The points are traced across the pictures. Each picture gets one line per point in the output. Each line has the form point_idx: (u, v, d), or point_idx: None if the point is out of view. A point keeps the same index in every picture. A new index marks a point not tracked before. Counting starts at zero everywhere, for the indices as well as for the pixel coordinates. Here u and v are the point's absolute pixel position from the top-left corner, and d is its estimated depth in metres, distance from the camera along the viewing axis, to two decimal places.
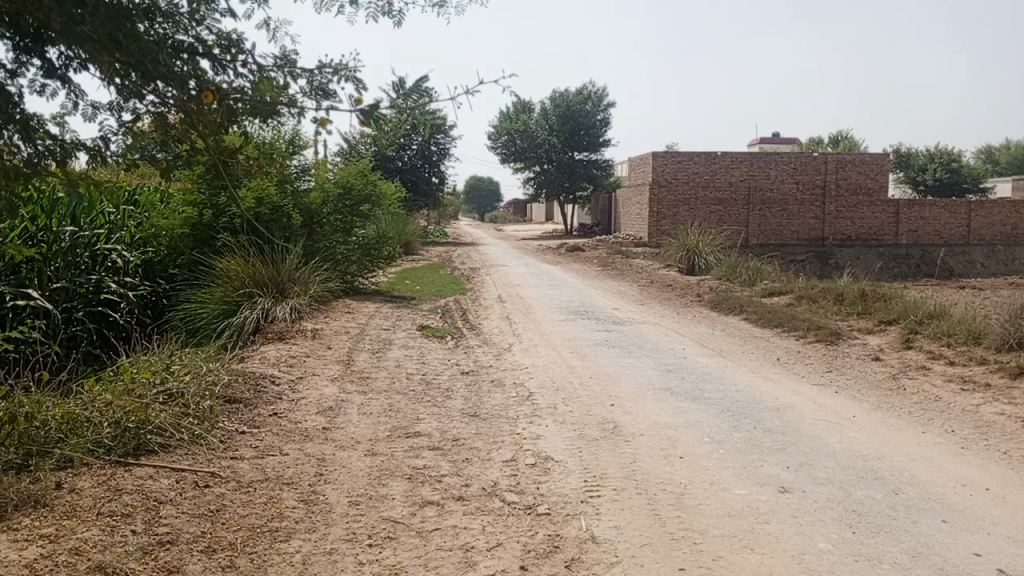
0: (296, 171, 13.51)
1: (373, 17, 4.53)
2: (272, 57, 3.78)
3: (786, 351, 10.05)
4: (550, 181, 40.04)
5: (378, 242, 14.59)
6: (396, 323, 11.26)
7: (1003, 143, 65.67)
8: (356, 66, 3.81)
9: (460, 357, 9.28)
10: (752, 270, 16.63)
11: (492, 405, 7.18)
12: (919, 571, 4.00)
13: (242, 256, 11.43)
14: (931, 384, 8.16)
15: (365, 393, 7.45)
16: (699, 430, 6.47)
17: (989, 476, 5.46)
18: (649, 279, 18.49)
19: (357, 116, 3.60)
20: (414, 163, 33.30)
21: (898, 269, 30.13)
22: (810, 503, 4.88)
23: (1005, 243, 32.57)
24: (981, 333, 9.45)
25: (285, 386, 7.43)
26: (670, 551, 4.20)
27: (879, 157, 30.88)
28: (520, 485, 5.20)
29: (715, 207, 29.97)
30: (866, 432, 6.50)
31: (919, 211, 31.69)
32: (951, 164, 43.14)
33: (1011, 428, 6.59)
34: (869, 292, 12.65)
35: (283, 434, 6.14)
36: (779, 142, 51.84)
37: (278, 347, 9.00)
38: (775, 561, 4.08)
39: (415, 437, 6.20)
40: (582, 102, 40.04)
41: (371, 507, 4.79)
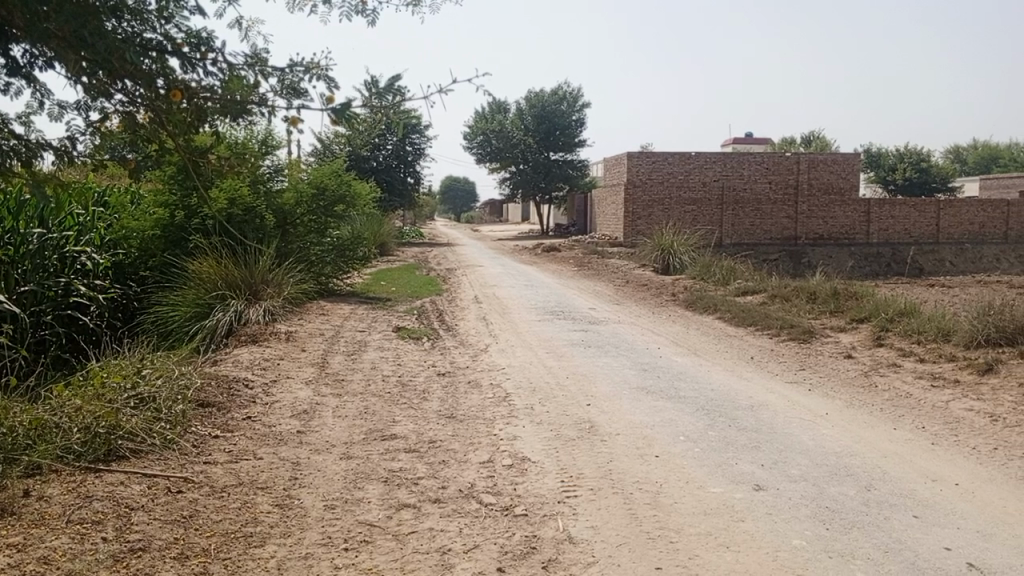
0: (269, 172, 13.40)
1: (346, 15, 4.50)
2: (243, 55, 3.74)
3: (759, 350, 10.15)
4: (526, 181, 40.08)
5: (353, 242, 14.50)
6: (371, 325, 11.19)
7: (970, 144, 66.91)
8: (327, 64, 3.78)
9: (436, 358, 9.25)
10: (726, 269, 16.77)
11: (469, 407, 7.16)
12: (892, 567, 4.05)
13: (214, 258, 11.31)
14: (902, 381, 8.27)
15: (340, 396, 7.40)
16: (674, 429, 6.50)
17: (959, 472, 5.55)
18: (625, 279, 18.57)
19: (329, 115, 3.57)
20: (389, 163, 33.14)
21: (869, 268, 30.54)
22: (784, 501, 4.93)
23: (973, 241, 33.16)
24: (950, 330, 9.61)
25: (259, 390, 7.35)
26: (647, 551, 4.21)
27: (850, 157, 31.29)
28: (497, 486, 5.19)
29: (689, 207, 30.20)
30: (838, 429, 6.58)
31: (889, 211, 32.16)
32: (920, 164, 43.90)
33: (980, 424, 6.70)
34: (841, 291, 12.80)
35: (257, 438, 6.08)
36: (752, 142, 52.42)
37: (252, 350, 8.91)
38: (750, 559, 4.11)
39: (391, 440, 6.17)
40: (557, 103, 40.13)
41: (347, 511, 4.75)
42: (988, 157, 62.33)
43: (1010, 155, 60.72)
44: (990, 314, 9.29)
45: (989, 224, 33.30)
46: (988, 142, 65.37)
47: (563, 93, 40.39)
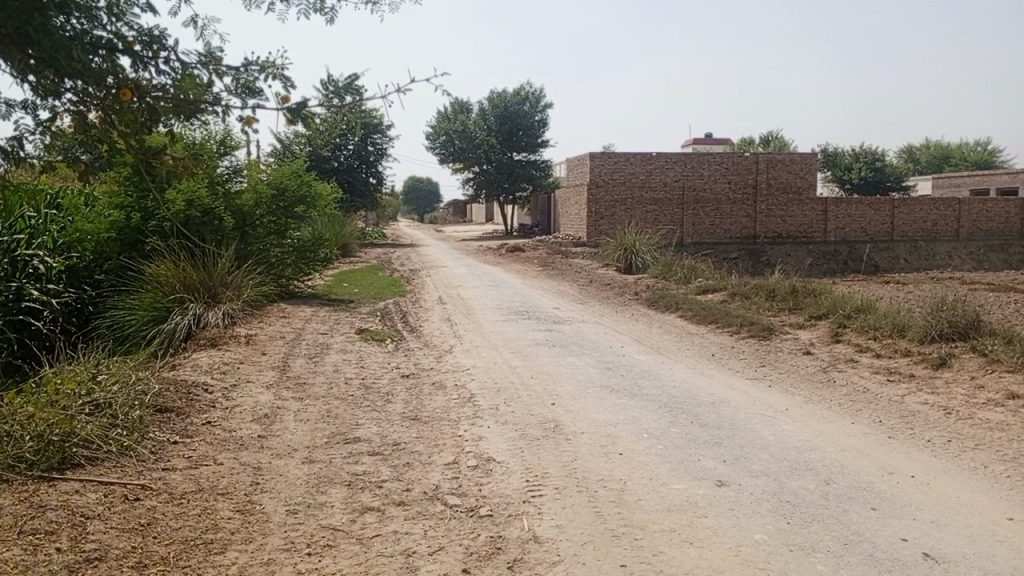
0: (227, 173, 13.18)
1: (305, 13, 4.42)
2: (197, 54, 3.66)
3: (720, 347, 10.26)
4: (489, 181, 40.04)
5: (314, 244, 14.34)
6: (334, 327, 11.08)
7: (922, 144, 68.53)
8: (284, 63, 3.70)
9: (400, 360, 9.19)
10: (688, 268, 16.94)
11: (433, 408, 7.13)
12: (850, 559, 4.12)
13: (171, 260, 11.10)
14: (859, 376, 8.44)
15: (302, 400, 7.30)
16: (638, 427, 6.55)
17: (915, 464, 5.67)
18: (588, 279, 18.65)
19: (284, 115, 3.50)
20: (350, 163, 32.86)
21: (827, 266, 31.12)
22: (746, 496, 4.99)
23: (926, 239, 33.98)
24: (905, 325, 9.83)
25: (219, 394, 7.23)
26: (611, 548, 4.23)
27: (807, 157, 31.83)
28: (462, 488, 5.17)
29: (651, 207, 30.48)
30: (798, 424, 6.68)
31: (846, 209, 32.79)
32: (874, 163, 44.86)
33: (934, 418, 6.86)
34: (800, 288, 13.02)
35: (217, 443, 5.98)
36: (712, 142, 53.03)
37: (211, 353, 8.77)
38: (713, 554, 4.15)
39: (354, 443, 6.11)
40: (520, 103, 40.19)
41: (309, 515, 4.70)
42: (941, 157, 63.86)
43: (961, 155, 62.32)
44: (943, 310, 9.52)
45: (941, 222, 34.17)
46: (940, 141, 67.04)
47: (525, 93, 40.48)
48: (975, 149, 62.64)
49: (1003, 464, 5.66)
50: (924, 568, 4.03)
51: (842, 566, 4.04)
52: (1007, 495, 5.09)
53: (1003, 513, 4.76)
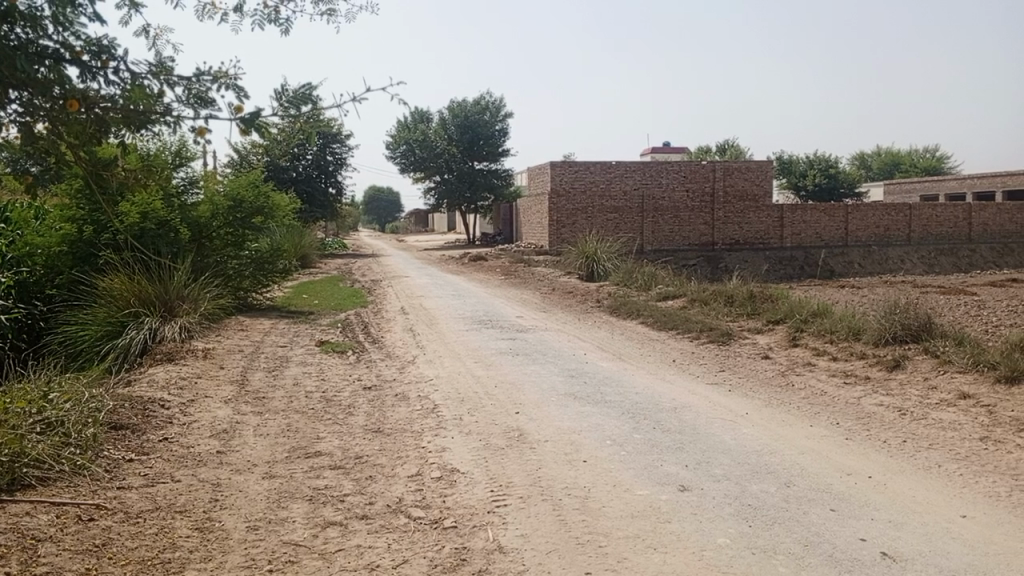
0: (182, 184, 12.98)
1: (259, 24, 4.36)
2: (147, 64, 3.59)
3: (681, 353, 10.36)
4: (451, 191, 39.97)
5: (272, 255, 14.14)
6: (293, 340, 10.95)
7: (873, 151, 70.23)
8: (237, 73, 3.64)
9: (362, 372, 9.10)
10: (648, 275, 17.09)
11: (396, 420, 7.07)
12: (811, 560, 4.17)
13: (125, 274, 10.87)
14: (817, 379, 8.59)
15: (261, 414, 7.19)
16: (601, 434, 6.57)
17: (872, 465, 5.78)
18: (550, 287, 18.72)
19: (237, 125, 3.43)
20: (309, 173, 32.56)
21: (784, 271, 31.66)
22: (708, 500, 5.03)
23: (879, 243, 34.80)
24: (860, 329, 10.03)
25: (176, 410, 7.08)
26: (576, 556, 4.23)
27: (762, 165, 32.39)
28: (426, 499, 5.13)
29: (611, 215, 30.72)
30: (758, 428, 6.77)
31: (801, 216, 33.44)
32: (828, 171, 45.86)
33: (889, 418, 7.01)
34: (757, 294, 13.23)
35: (175, 460, 5.86)
36: (669, 151, 53.70)
37: (167, 368, 8.60)
38: (677, 559, 4.17)
39: (316, 457, 6.03)
40: (479, 113, 40.30)
41: (270, 531, 4.62)
42: (891, 163, 65.52)
43: (911, 161, 64.02)
44: (896, 313, 9.75)
45: (893, 227, 35.03)
46: (890, 148, 68.76)
47: (485, 103, 40.57)
48: (923, 156, 64.37)
49: (955, 463, 5.80)
50: (883, 567, 4.10)
51: (803, 567, 4.09)
52: (961, 492, 5.22)
53: (957, 511, 4.88)
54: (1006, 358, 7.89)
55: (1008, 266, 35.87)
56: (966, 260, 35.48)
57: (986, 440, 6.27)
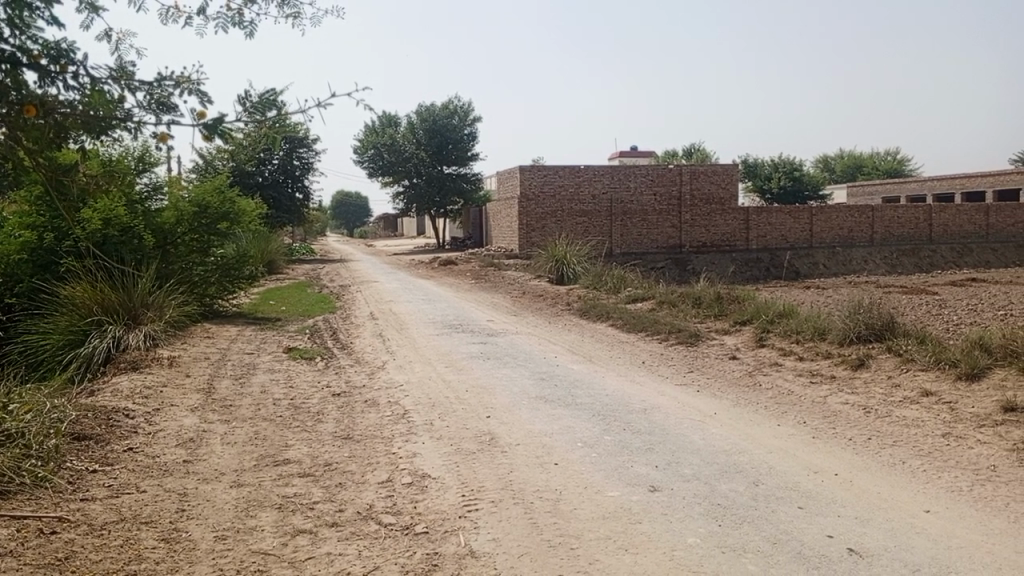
0: (146, 190, 12.81)
1: (223, 26, 4.23)
2: (107, 68, 3.52)
3: (650, 355, 10.44)
4: (420, 195, 39.86)
5: (239, 261, 13.95)
6: (260, 347, 10.82)
7: (836, 154, 71.45)
8: (200, 78, 3.54)
9: (331, 379, 9.02)
10: (617, 278, 17.17)
11: (366, 426, 7.01)
12: (779, 557, 4.22)
13: (88, 282, 10.69)
14: (784, 379, 8.70)
15: (229, 423, 7.09)
16: (572, 436, 6.58)
17: (838, 462, 5.88)
18: (520, 290, 18.73)
19: (199, 131, 3.34)
20: (276, 178, 32.23)
21: (750, 273, 32.06)
22: (678, 501, 5.07)
23: (842, 245, 35.39)
24: (825, 329, 10.19)
25: (140, 420, 6.96)
26: (548, 559, 4.23)
27: (728, 168, 32.75)
28: (397, 506, 5.10)
29: (580, 219, 30.85)
30: (726, 428, 6.83)
31: (766, 218, 33.89)
32: (793, 173, 46.55)
33: (855, 417, 7.12)
34: (724, 295, 13.38)
35: (140, 469, 5.77)
36: (637, 155, 54.09)
37: (131, 377, 8.45)
38: (648, 560, 4.20)
39: (284, 465, 5.97)
40: (448, 117, 40.21)
41: (239, 541, 4.56)
42: (853, 165, 66.76)
43: (873, 163, 65.30)
44: (860, 313, 9.91)
45: (856, 228, 35.69)
46: (852, 151, 70.03)
47: (453, 107, 40.50)
48: (886, 157, 65.55)
49: (919, 460, 5.91)
50: (850, 563, 4.15)
51: (772, 564, 4.14)
52: (925, 488, 5.31)
53: (921, 507, 4.97)
54: (966, 355, 8.07)
55: (967, 265, 36.67)
56: (927, 260, 36.21)
57: (948, 436, 6.40)
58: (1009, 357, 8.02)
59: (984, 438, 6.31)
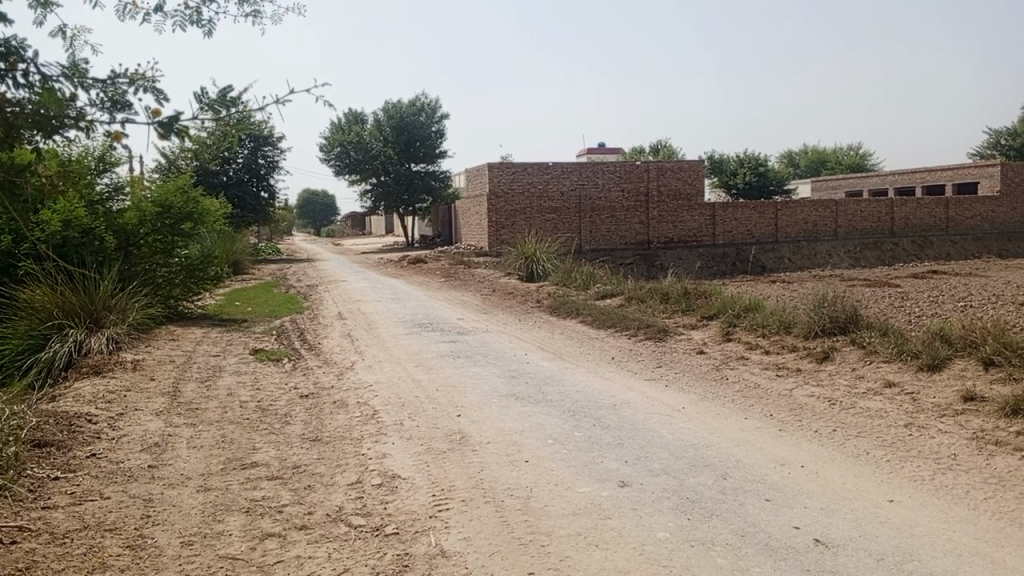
0: (107, 191, 12.57)
1: (181, 25, 4.13)
2: (59, 66, 3.43)
3: (619, 350, 10.50)
4: (387, 193, 39.62)
5: (203, 262, 13.72)
6: (226, 348, 10.69)
7: (800, 149, 72.40)
8: (156, 75, 3.45)
9: (298, 380, 8.93)
10: (586, 275, 17.22)
11: (334, 428, 6.97)
12: (747, 549, 4.27)
13: (47, 285, 10.47)
14: (750, 373, 8.81)
15: (194, 426, 6.99)
16: (542, 433, 6.60)
17: (804, 454, 5.97)
18: (490, 288, 18.70)
19: (154, 129, 3.24)
20: (240, 177, 31.81)
21: (717, 268, 32.40)
22: (647, 495, 5.11)
23: (807, 239, 35.91)
24: (790, 322, 10.33)
25: (103, 425, 6.83)
26: (519, 557, 4.24)
27: (694, 165, 33.02)
28: (367, 507, 5.07)
29: (549, 216, 30.92)
30: (694, 422, 6.89)
31: (733, 213, 34.24)
32: (758, 168, 47.09)
33: (820, 409, 7.23)
34: (691, 291, 13.48)
35: (104, 476, 5.67)
36: (604, 152, 54.26)
37: (94, 382, 8.28)
38: (618, 555, 4.22)
39: (252, 468, 5.90)
40: (415, 114, 40.01)
41: (206, 546, 4.50)
42: (818, 160, 67.66)
43: (836, 159, 66.32)
44: (825, 307, 10.06)
45: (820, 222, 36.22)
46: (816, 146, 70.96)
47: (420, 104, 40.28)
48: (848, 153, 66.61)
49: (883, 450, 6.02)
50: (816, 554, 4.21)
51: (741, 557, 4.18)
52: (888, 478, 5.41)
53: (885, 496, 5.06)
54: (928, 347, 8.24)
55: (929, 257, 37.38)
56: (889, 253, 36.87)
57: (911, 427, 6.52)
58: (968, 348, 8.19)
59: (945, 427, 6.45)
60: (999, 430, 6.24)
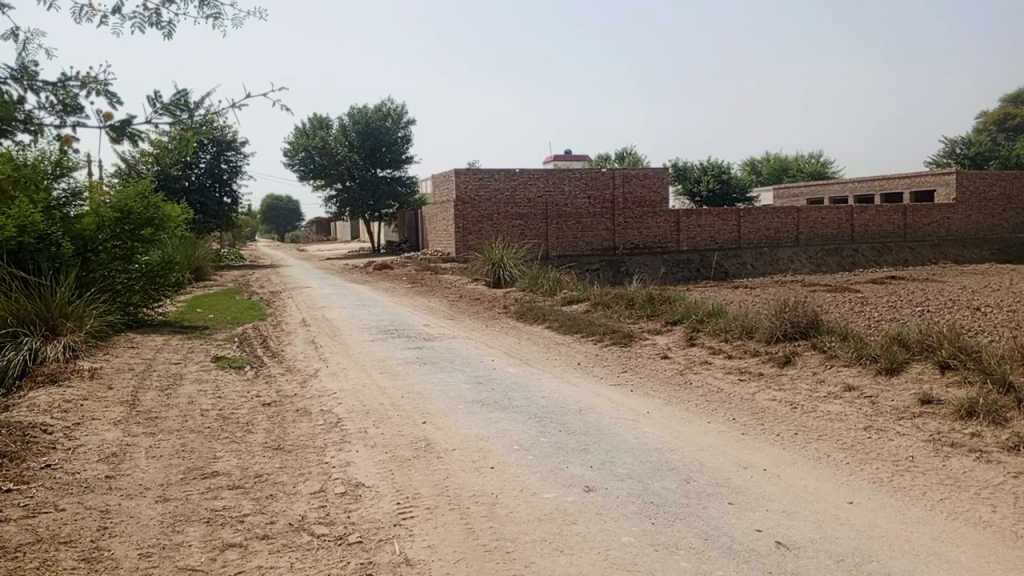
0: (64, 196, 12.29)
1: (138, 26, 4.00)
2: (8, 69, 3.34)
3: (585, 356, 10.54)
4: (353, 199, 39.33)
5: (165, 268, 13.44)
6: (187, 356, 10.52)
7: (762, 157, 73.51)
8: (110, 78, 3.35)
9: (261, 388, 8.81)
10: (553, 281, 17.27)
11: (297, 436, 6.88)
12: (711, 553, 4.31)
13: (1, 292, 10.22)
14: (713, 377, 8.90)
15: (154, 435, 6.86)
16: (508, 439, 6.59)
17: (766, 457, 6.04)
18: (456, 294, 18.66)
19: (106, 133, 3.11)
20: (202, 182, 31.36)
21: (681, 274, 32.73)
22: (612, 499, 5.13)
23: (769, 246, 36.45)
24: (752, 327, 10.46)
25: (58, 435, 6.67)
26: (484, 564, 4.22)
27: (659, 172, 33.30)
28: (330, 516, 5.01)
29: (516, 222, 30.98)
30: (659, 427, 6.93)
31: (696, 220, 34.62)
32: (721, 176, 47.70)
33: (781, 412, 7.33)
34: (656, 296, 13.60)
35: (58, 487, 5.53)
36: (570, 159, 54.56)
37: (49, 391, 8.08)
38: (583, 560, 4.23)
39: (213, 477, 5.81)
40: (381, 119, 39.76)
41: (165, 557, 4.41)
42: (779, 168, 68.76)
43: (797, 167, 67.46)
44: (786, 312, 10.21)
45: (782, 229, 36.80)
46: (777, 154, 72.09)
47: (386, 109, 40.04)
48: (809, 160, 67.73)
49: (843, 452, 6.12)
50: (777, 555, 4.26)
51: (704, 560, 4.21)
52: (848, 480, 5.50)
53: (845, 498, 5.14)
54: (886, 351, 8.40)
55: (887, 263, 38.16)
56: (849, 259, 37.56)
57: (870, 429, 6.64)
58: (925, 352, 8.37)
59: (903, 430, 6.58)
60: (955, 432, 6.38)
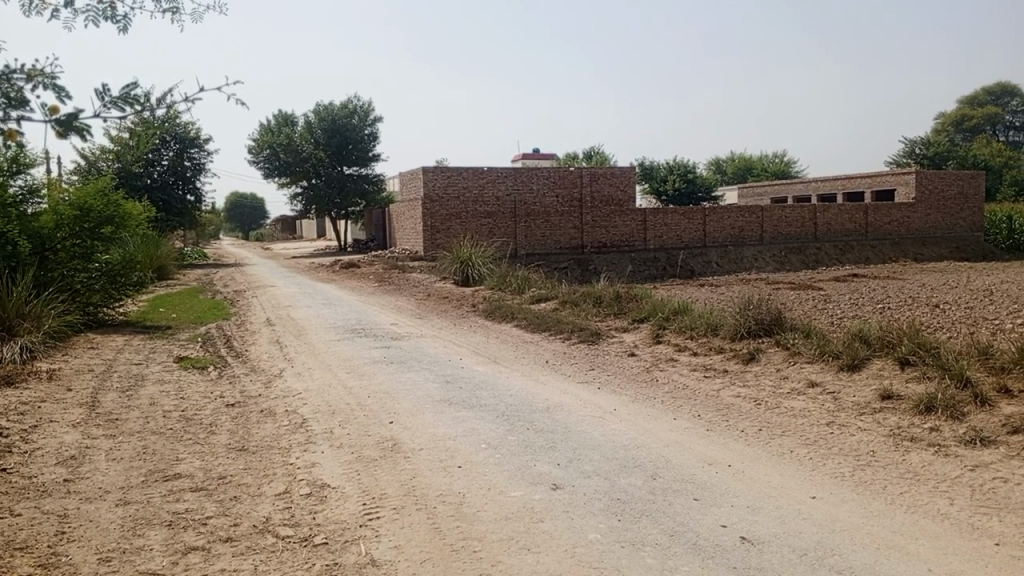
0: (20, 193, 11.99)
1: (92, 20, 3.87)
2: None
3: (553, 354, 10.58)
4: (319, 197, 38.99)
5: (126, 267, 13.17)
6: (149, 356, 10.34)
7: (727, 156, 74.29)
8: (57, 72, 3.26)
9: (224, 389, 8.68)
10: (521, 279, 17.30)
11: (261, 437, 6.80)
12: (676, 549, 4.34)
13: None
14: (679, 374, 8.98)
15: (114, 438, 6.72)
16: (476, 438, 6.58)
17: (731, 453, 6.11)
18: (425, 293, 18.59)
19: (52, 127, 3.02)
20: (165, 179, 30.85)
21: (648, 272, 32.97)
22: (579, 497, 5.14)
23: (734, 244, 36.87)
24: (717, 324, 10.57)
25: (15, 438, 6.52)
26: (450, 563, 4.21)
27: (626, 171, 33.48)
28: (295, 517, 4.96)
29: (484, 220, 30.96)
30: (625, 424, 6.98)
31: (662, 219, 34.90)
32: (687, 175, 48.14)
33: (745, 409, 7.42)
34: (622, 294, 13.68)
35: (15, 491, 5.40)
36: (538, 157, 54.62)
37: (6, 393, 7.89)
38: (550, 558, 4.24)
39: (175, 480, 5.71)
40: (348, 116, 39.44)
41: (125, 562, 4.33)
42: (744, 167, 69.58)
43: (761, 166, 68.37)
44: (750, 310, 10.33)
45: (747, 228, 37.27)
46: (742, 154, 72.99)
47: (352, 106, 39.70)
48: (773, 160, 68.62)
49: (805, 448, 6.21)
50: (742, 551, 4.32)
51: (668, 556, 4.25)
52: (811, 475, 5.58)
53: (808, 493, 5.22)
54: (848, 348, 8.54)
55: (850, 261, 38.83)
56: (813, 257, 38.15)
57: (832, 425, 6.75)
58: (885, 347, 8.52)
59: (864, 424, 6.71)
60: (914, 426, 6.51)
